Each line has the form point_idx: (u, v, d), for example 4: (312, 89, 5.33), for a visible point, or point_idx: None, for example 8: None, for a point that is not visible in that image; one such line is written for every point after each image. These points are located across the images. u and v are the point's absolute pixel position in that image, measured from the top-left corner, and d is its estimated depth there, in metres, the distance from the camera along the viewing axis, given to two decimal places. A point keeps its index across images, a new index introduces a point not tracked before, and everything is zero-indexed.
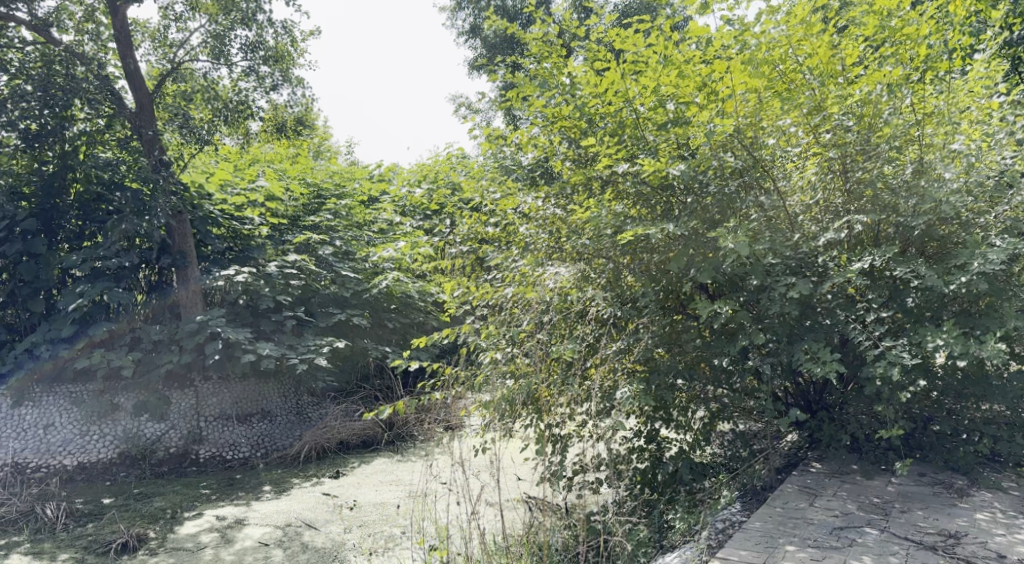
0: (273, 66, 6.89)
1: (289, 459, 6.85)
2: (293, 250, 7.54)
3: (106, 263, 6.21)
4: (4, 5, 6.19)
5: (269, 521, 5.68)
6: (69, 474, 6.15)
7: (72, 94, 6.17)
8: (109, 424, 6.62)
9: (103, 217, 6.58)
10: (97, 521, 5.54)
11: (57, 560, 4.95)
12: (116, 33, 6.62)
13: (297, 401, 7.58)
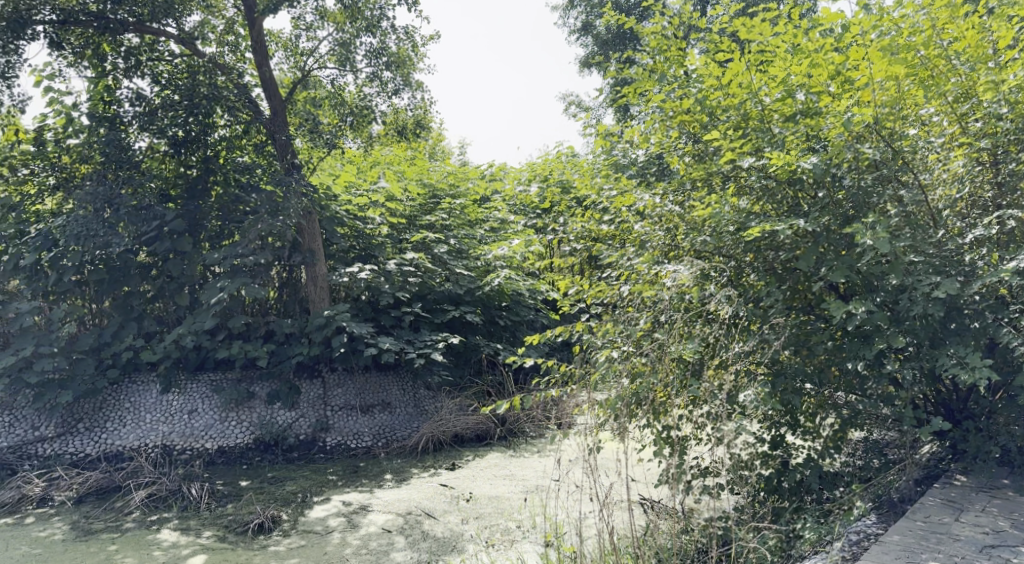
0: (395, 71, 7.12)
1: (408, 450, 7.06)
2: (411, 248, 7.77)
3: (244, 261, 6.57)
4: (155, 21, 6.65)
5: (391, 509, 5.88)
6: (210, 456, 6.60)
7: (214, 102, 6.61)
8: (245, 411, 7.05)
9: (242, 217, 7.04)
10: (236, 502, 5.93)
11: (203, 537, 5.35)
12: (253, 44, 6.96)
13: (414, 395, 7.78)
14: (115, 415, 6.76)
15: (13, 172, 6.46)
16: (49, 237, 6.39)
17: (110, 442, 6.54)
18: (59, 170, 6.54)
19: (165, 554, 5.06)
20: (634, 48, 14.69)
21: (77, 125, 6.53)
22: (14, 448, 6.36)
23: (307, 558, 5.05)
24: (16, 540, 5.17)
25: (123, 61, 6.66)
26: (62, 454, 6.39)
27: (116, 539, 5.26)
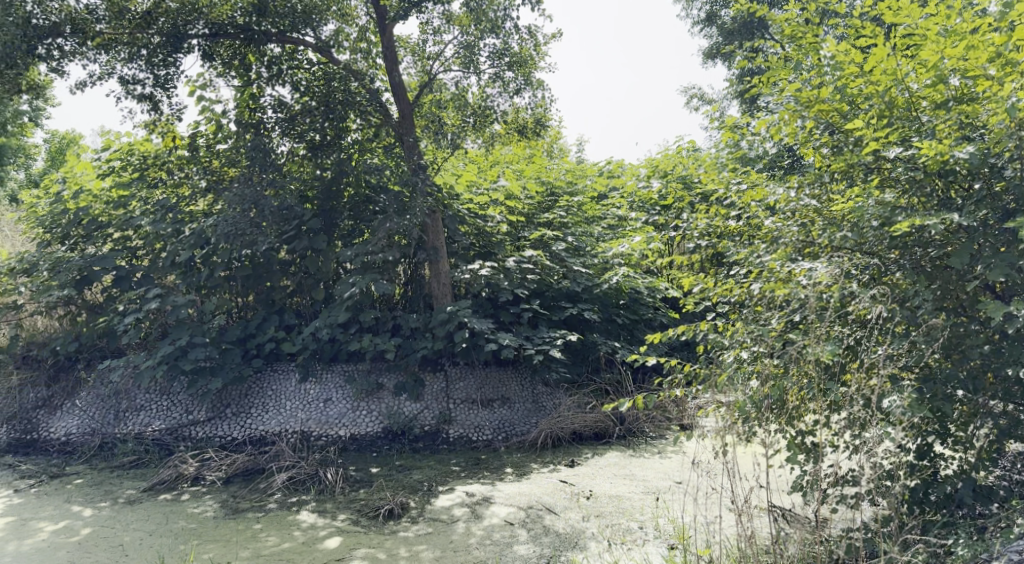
0: (517, 71, 7.20)
1: (527, 446, 7.12)
2: (530, 246, 7.84)
3: (374, 258, 6.84)
4: (295, 31, 6.99)
5: (513, 502, 5.97)
6: (343, 443, 6.95)
7: (348, 107, 7.01)
8: (375, 402, 7.38)
9: (371, 216, 7.36)
10: (367, 488, 6.22)
11: (338, 520, 5.65)
12: (385, 51, 7.23)
13: (533, 390, 7.84)
14: (258, 401, 7.24)
15: (170, 176, 7.11)
16: (202, 236, 6.86)
17: (254, 427, 7.01)
18: (210, 174, 7.04)
19: (304, 534, 5.39)
20: (762, 36, 14.16)
21: (225, 132, 7.05)
22: (171, 430, 6.92)
23: (434, 545, 5.22)
24: (175, 514, 5.66)
25: (267, 70, 7.13)
26: (213, 437, 6.91)
27: (260, 518, 5.65)
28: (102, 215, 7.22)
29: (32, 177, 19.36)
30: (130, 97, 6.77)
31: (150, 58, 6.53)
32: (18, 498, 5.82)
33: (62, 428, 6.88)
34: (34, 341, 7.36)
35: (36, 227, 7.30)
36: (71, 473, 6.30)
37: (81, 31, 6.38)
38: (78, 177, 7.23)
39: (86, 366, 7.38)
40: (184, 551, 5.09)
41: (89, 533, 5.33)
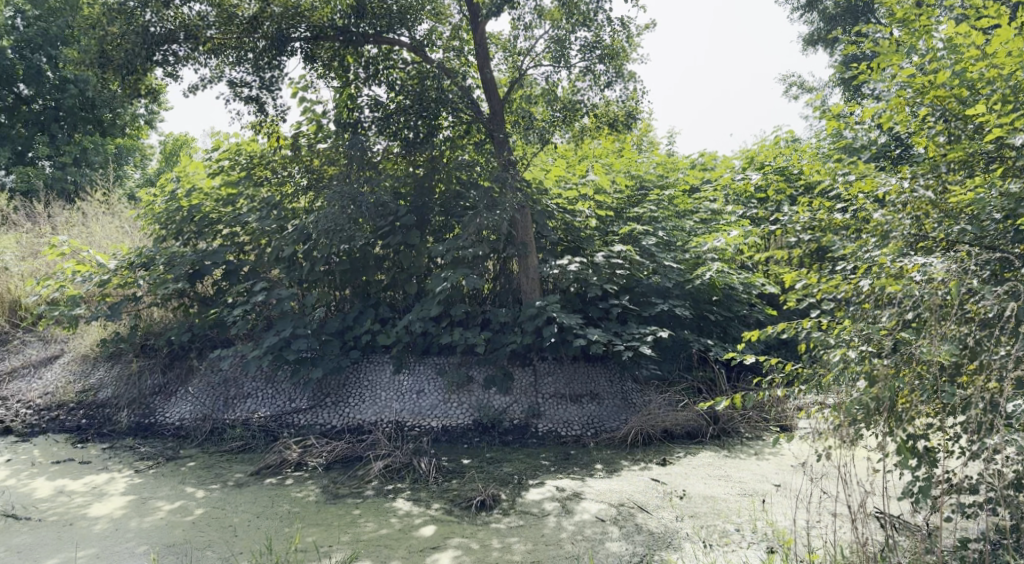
0: (608, 63, 7.13)
1: (617, 442, 7.05)
2: (619, 240, 7.72)
3: (465, 252, 6.90)
4: (391, 32, 7.13)
5: (604, 498, 5.94)
6: (435, 434, 7.09)
7: (442, 106, 7.17)
8: (466, 394, 7.50)
9: (462, 211, 7.46)
10: (459, 479, 6.32)
11: (432, 508, 5.77)
12: (477, 48, 7.29)
13: (622, 387, 7.76)
14: (355, 391, 7.50)
15: (274, 175, 7.40)
16: (304, 232, 7.16)
17: (351, 416, 7.26)
18: (310, 172, 7.31)
19: (400, 521, 5.54)
20: (868, 20, 13.52)
21: (326, 131, 7.32)
22: (275, 416, 7.25)
23: (526, 538, 5.25)
24: (280, 498, 5.93)
25: (364, 71, 7.33)
26: (314, 424, 7.19)
27: (359, 504, 5.84)
28: (212, 212, 7.62)
29: (147, 177, 20.60)
30: (238, 99, 7.10)
31: (256, 61, 6.82)
32: (139, 477, 6.23)
33: (176, 413, 7.30)
34: (151, 331, 7.85)
35: (153, 224, 7.77)
36: (186, 455, 6.69)
37: (193, 37, 6.75)
38: (190, 176, 7.65)
39: (198, 355, 7.82)
40: (289, 533, 5.32)
41: (203, 513, 5.65)
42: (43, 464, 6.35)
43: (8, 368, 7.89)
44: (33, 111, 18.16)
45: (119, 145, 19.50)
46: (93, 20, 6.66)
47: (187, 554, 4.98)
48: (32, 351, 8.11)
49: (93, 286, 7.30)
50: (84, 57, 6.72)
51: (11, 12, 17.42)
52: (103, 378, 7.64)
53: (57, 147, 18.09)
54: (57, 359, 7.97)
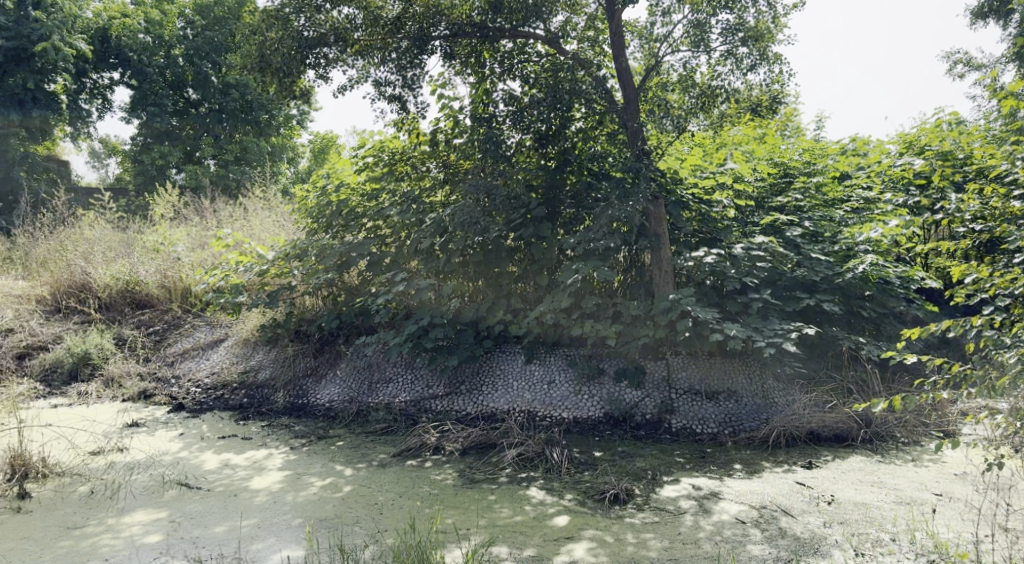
0: (752, 46, 6.84)
1: (757, 442, 6.76)
2: (760, 232, 7.36)
3: (596, 245, 6.75)
4: (527, 25, 7.19)
5: (744, 499, 5.72)
6: (567, 426, 7.10)
7: (574, 96, 6.97)
8: (597, 386, 7.46)
9: (593, 203, 7.36)
10: (592, 471, 6.30)
11: (565, 499, 5.80)
12: (613, 37, 7.16)
13: (763, 385, 7.40)
14: (489, 380, 7.66)
15: (415, 169, 7.81)
16: (440, 225, 7.36)
17: (485, 404, 7.44)
18: (446, 167, 7.66)
19: (534, 510, 5.60)
20: None
21: (462, 127, 7.52)
22: (414, 402, 7.55)
23: (662, 535, 5.16)
24: (420, 480, 6.16)
25: (499, 66, 7.29)
26: (449, 410, 7.44)
27: (494, 490, 5.96)
28: (358, 206, 7.99)
29: (298, 174, 21.99)
30: (382, 98, 7.42)
31: (400, 60, 7.17)
32: (294, 454, 6.69)
33: (326, 396, 7.77)
34: (304, 318, 8.36)
35: (306, 217, 8.28)
36: (334, 435, 7.10)
37: (342, 39, 7.11)
38: (340, 172, 8.14)
39: (344, 341, 8.25)
40: (430, 514, 5.52)
41: (350, 490, 5.98)
42: (211, 438, 6.95)
43: (180, 349, 8.63)
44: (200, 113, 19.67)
45: (273, 144, 20.92)
46: (254, 27, 7.13)
47: (338, 528, 5.30)
48: (201, 334, 8.83)
49: (255, 275, 7.95)
50: (246, 62, 7.28)
51: (182, 23, 19.07)
52: (262, 360, 8.24)
53: (221, 147, 19.67)
54: (221, 342, 8.65)
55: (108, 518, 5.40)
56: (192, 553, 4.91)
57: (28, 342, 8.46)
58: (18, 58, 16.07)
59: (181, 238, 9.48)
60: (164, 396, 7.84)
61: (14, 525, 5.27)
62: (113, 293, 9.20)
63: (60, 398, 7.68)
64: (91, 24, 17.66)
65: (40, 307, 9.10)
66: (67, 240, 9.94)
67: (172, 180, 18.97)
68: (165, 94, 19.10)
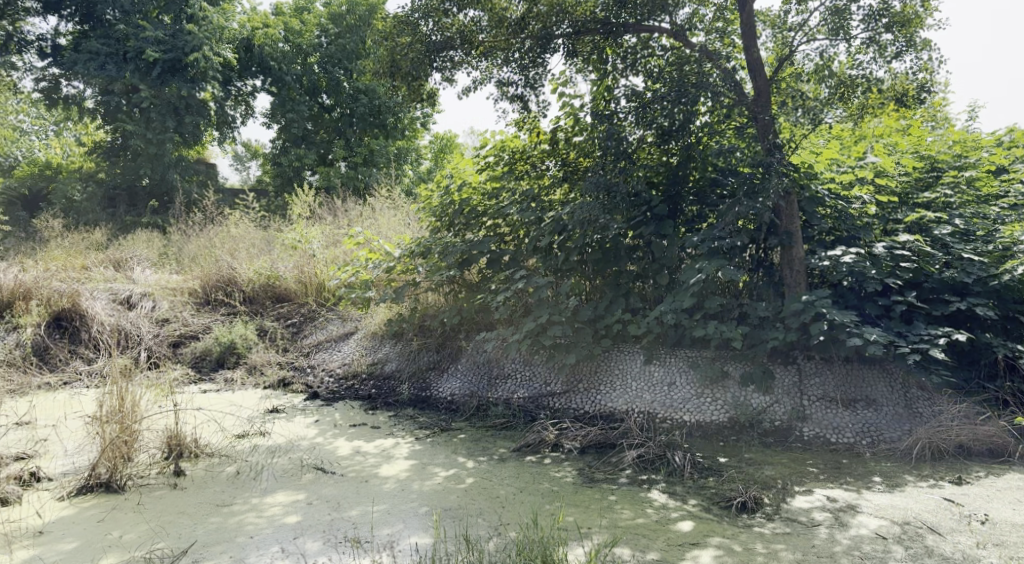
0: (898, 32, 6.43)
1: (900, 454, 6.34)
2: (904, 230, 6.90)
3: (722, 243, 6.50)
4: (652, 19, 7.01)
5: (885, 514, 5.37)
6: (689, 429, 6.93)
7: (702, 90, 6.68)
8: (721, 390, 7.21)
9: (718, 200, 7.12)
10: (717, 477, 6.10)
11: (689, 504, 5.65)
12: (743, 27, 6.92)
13: (905, 394, 6.93)
14: (607, 379, 7.57)
15: (534, 168, 7.90)
16: (559, 223, 7.26)
17: (604, 403, 7.37)
18: (566, 165, 7.74)
19: (657, 513, 5.49)
20: None
21: (582, 125, 7.50)
22: (532, 398, 7.60)
23: (794, 547, 4.93)
24: (540, 476, 6.19)
25: (621, 61, 7.22)
26: (568, 408, 7.43)
27: (615, 490, 5.90)
28: (479, 205, 8.04)
29: (422, 174, 22.60)
30: (505, 98, 7.51)
31: (522, 60, 7.23)
32: (419, 444, 6.90)
33: (448, 389, 7.97)
34: (426, 313, 8.57)
35: (430, 216, 8.39)
36: (456, 428, 7.26)
37: (468, 42, 7.29)
38: (461, 172, 8.10)
39: (465, 336, 8.40)
40: (551, 510, 5.54)
41: (472, 482, 6.09)
42: (343, 426, 7.29)
43: (315, 341, 9.11)
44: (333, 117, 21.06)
45: (398, 146, 21.69)
46: (387, 33, 7.47)
47: (462, 518, 5.40)
48: (333, 327, 9.27)
49: (382, 271, 8.28)
50: (378, 67, 7.61)
51: (318, 32, 20.49)
52: (389, 353, 8.55)
53: (352, 149, 20.67)
54: (351, 335, 9.04)
55: (252, 497, 5.76)
56: (328, 534, 5.15)
57: (181, 332, 9.11)
58: (174, 68, 17.42)
59: (316, 235, 10.01)
60: (301, 384, 8.30)
61: (171, 499, 5.71)
62: (256, 287, 9.81)
63: (209, 383, 8.28)
64: (237, 34, 18.97)
65: (192, 299, 9.77)
66: (217, 238, 10.74)
67: (307, 180, 20.01)
68: (302, 100, 20.28)
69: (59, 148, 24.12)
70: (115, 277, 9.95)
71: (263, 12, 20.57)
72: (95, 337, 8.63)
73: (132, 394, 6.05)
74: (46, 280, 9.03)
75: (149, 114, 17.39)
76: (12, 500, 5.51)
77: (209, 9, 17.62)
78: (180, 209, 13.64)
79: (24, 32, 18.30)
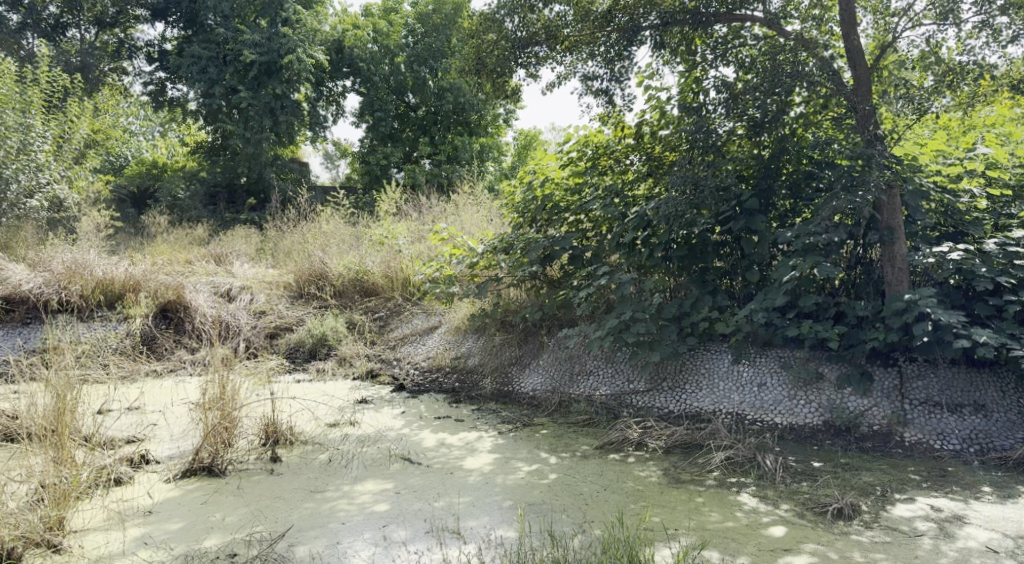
0: (1014, 15, 6.03)
1: (1012, 464, 5.96)
2: (1019, 225, 6.48)
3: (817, 239, 6.25)
4: (744, 7, 6.90)
5: (996, 527, 5.05)
6: (781, 431, 6.72)
7: (797, 79, 6.51)
8: (814, 392, 6.96)
9: (813, 194, 6.87)
10: (810, 481, 5.89)
11: (781, 509, 5.47)
12: (843, 15, 6.65)
13: (1019, 400, 6.54)
14: (694, 378, 7.42)
15: (618, 163, 7.74)
16: (644, 218, 7.18)
17: (689, 403, 7.24)
18: (651, 160, 7.55)
19: (747, 517, 5.34)
20: None
21: (669, 118, 7.36)
22: (615, 396, 7.53)
23: (896, 557, 4.71)
24: (625, 474, 6.12)
25: (711, 52, 6.97)
26: (652, 407, 7.33)
27: (702, 492, 5.77)
28: (562, 201, 8.04)
29: (504, 171, 22.76)
30: (589, 93, 7.45)
31: (608, 53, 7.15)
32: (502, 438, 6.95)
33: (530, 384, 8.00)
34: (509, 308, 8.62)
35: (513, 212, 8.44)
36: (538, 423, 7.29)
37: (553, 36, 7.28)
38: (544, 167, 8.10)
39: (547, 332, 8.40)
40: (637, 510, 5.47)
41: (556, 478, 6.08)
42: (428, 418, 7.42)
43: (400, 334, 9.31)
44: (418, 116, 21.48)
45: (482, 143, 21.94)
46: (473, 30, 7.58)
47: (546, 514, 5.40)
48: (418, 321, 9.45)
49: (466, 267, 8.39)
50: (464, 65, 7.71)
51: (405, 32, 20.91)
52: (472, 348, 8.65)
53: (436, 147, 21.07)
54: (436, 329, 9.19)
55: (343, 485, 5.93)
56: (416, 524, 5.24)
57: (277, 323, 9.48)
58: (270, 70, 18.13)
59: (402, 231, 10.21)
60: (387, 376, 8.52)
61: (268, 484, 5.95)
62: (346, 281, 10.10)
63: (302, 373, 8.60)
64: (328, 36, 19.58)
65: (286, 292, 10.17)
66: (309, 233, 11.11)
67: (393, 177, 20.44)
68: (389, 99, 20.79)
69: (166, 147, 25.66)
70: (216, 270, 10.46)
71: (353, 13, 21.16)
72: (198, 327, 9.10)
73: (231, 382, 6.32)
74: (154, 274, 9.62)
75: (247, 114, 18.09)
76: (125, 480, 5.86)
77: (302, 12, 18.26)
78: (277, 206, 14.22)
79: (135, 38, 20.49)
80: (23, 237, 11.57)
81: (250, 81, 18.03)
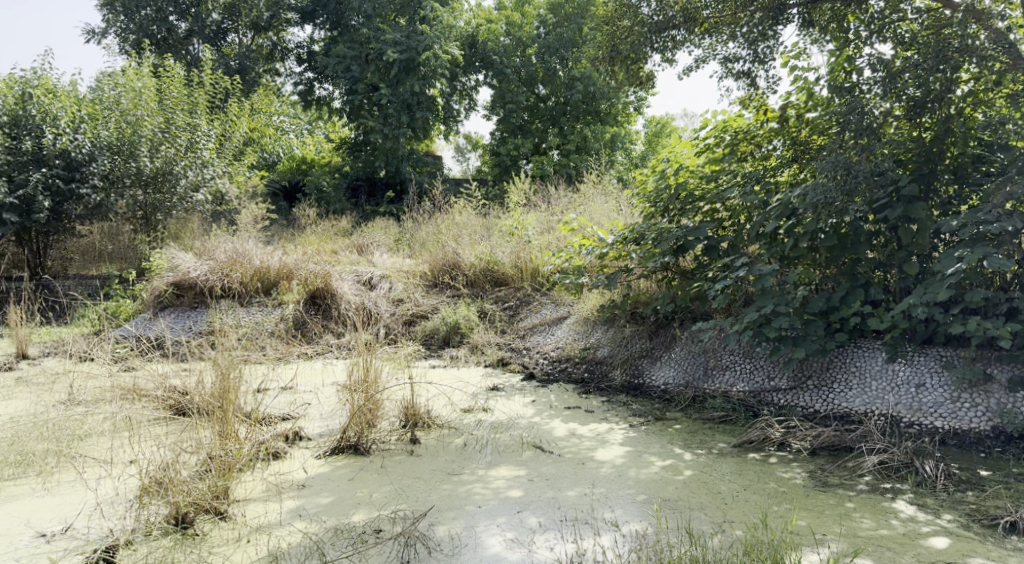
0: None
1: None
2: None
3: (988, 228, 5.71)
4: None
5: None
6: (941, 436, 6.24)
7: (967, 55, 6.04)
8: (981, 395, 6.40)
9: (983, 178, 6.29)
10: (977, 491, 5.43)
11: (943, 519, 5.07)
12: None
13: None
14: (841, 376, 7.02)
15: (759, 149, 7.44)
16: (789, 206, 6.80)
17: (836, 403, 6.86)
18: (795, 144, 7.18)
19: (904, 526, 4.99)
20: None
21: (817, 100, 7.01)
22: (754, 393, 7.27)
23: None
24: (766, 475, 5.89)
25: (866, 28, 6.64)
26: (795, 406, 7.02)
27: (852, 497, 5.45)
28: (696, 189, 7.77)
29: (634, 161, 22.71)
30: (729, 75, 7.20)
31: (751, 34, 6.83)
32: (634, 431, 6.87)
33: (662, 378, 7.86)
34: (639, 300, 8.51)
35: (644, 201, 8.24)
36: (672, 417, 7.16)
37: (690, 18, 7.05)
38: (678, 155, 7.95)
39: (680, 325, 8.21)
40: (781, 512, 5.24)
41: (692, 474, 5.94)
42: (560, 407, 7.45)
43: (530, 324, 9.41)
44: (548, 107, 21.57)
45: (613, 132, 21.95)
46: (607, 17, 7.50)
47: (683, 511, 5.27)
48: (548, 311, 9.51)
49: (596, 257, 8.34)
50: (597, 53, 7.65)
51: (538, 23, 21.16)
52: (601, 339, 8.61)
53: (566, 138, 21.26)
54: (564, 320, 9.21)
55: (479, 469, 6.06)
56: (551, 512, 5.28)
57: (413, 311, 9.86)
58: (408, 68, 18.71)
59: (532, 222, 10.30)
60: (518, 364, 8.66)
61: (409, 464, 6.19)
62: (476, 271, 10.34)
63: (438, 360, 8.93)
64: (461, 31, 20.17)
65: (422, 281, 10.53)
66: (443, 224, 11.47)
67: (523, 168, 20.79)
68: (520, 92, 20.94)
69: (311, 144, 27.41)
70: (357, 260, 11.01)
71: (486, 9, 21.66)
72: (342, 313, 9.61)
73: (374, 366, 6.62)
74: (304, 263, 10.28)
75: (386, 110, 18.88)
76: (282, 455, 6.28)
77: (439, 10, 18.91)
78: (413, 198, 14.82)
79: (286, 40, 21.83)
80: (191, 229, 12.80)
81: (390, 79, 18.84)
